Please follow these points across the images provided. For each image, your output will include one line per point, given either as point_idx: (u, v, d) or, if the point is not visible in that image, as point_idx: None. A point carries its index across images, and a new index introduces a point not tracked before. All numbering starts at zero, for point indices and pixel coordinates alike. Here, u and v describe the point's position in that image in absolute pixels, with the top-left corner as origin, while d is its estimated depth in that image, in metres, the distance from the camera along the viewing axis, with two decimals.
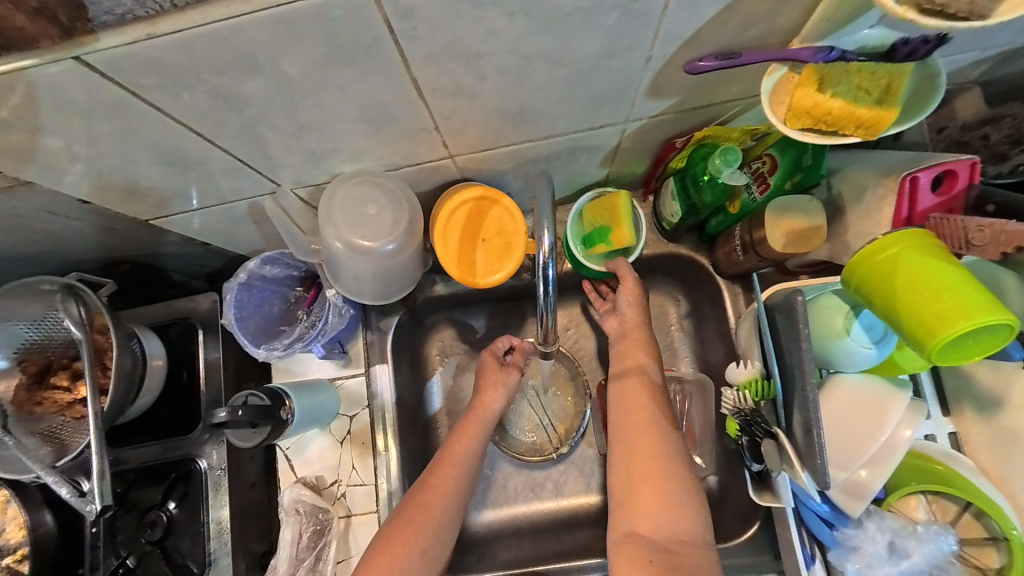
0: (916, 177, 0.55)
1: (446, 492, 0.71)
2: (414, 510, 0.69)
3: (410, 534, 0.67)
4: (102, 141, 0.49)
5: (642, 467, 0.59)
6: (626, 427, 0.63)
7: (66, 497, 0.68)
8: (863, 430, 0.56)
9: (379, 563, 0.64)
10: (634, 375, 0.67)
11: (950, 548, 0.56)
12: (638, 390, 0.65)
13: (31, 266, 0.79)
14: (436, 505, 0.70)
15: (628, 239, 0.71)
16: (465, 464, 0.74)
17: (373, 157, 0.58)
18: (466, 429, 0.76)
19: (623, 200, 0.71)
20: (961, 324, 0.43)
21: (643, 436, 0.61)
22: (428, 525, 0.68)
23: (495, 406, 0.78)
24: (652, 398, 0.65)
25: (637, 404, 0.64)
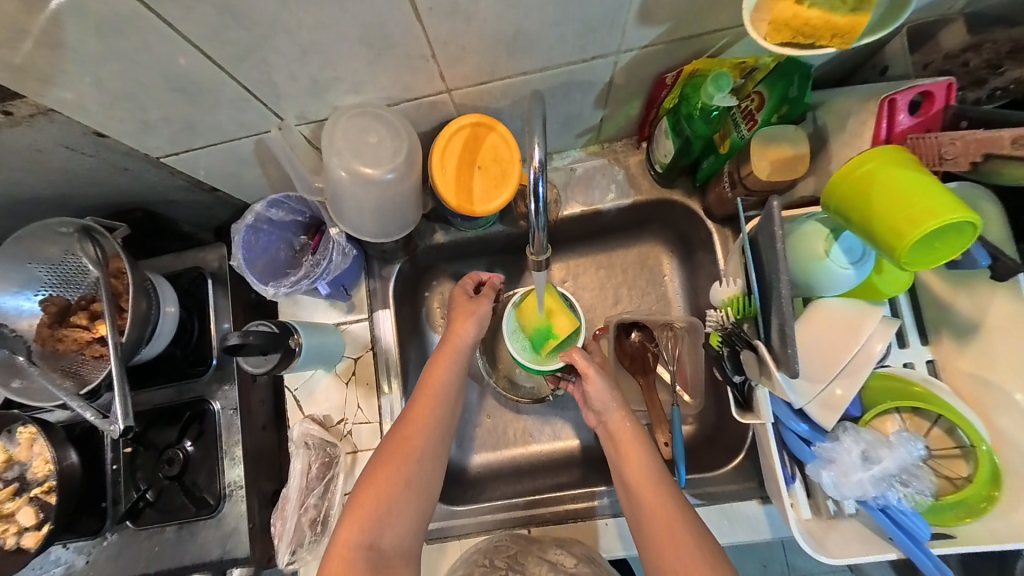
0: (894, 100, 0.57)
1: (427, 424, 0.75)
2: (397, 443, 0.73)
3: (395, 464, 0.71)
4: (118, 63, 0.52)
5: (658, 515, 0.66)
6: (629, 480, 0.71)
7: (91, 420, 0.73)
8: (838, 346, 0.60)
9: (368, 492, 0.69)
10: (621, 422, 0.75)
11: (920, 453, 0.60)
12: (628, 440, 0.73)
13: (48, 211, 0.82)
14: (417, 436, 0.73)
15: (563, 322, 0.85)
16: (443, 394, 0.77)
17: (374, 88, 0.61)
18: (438, 362, 0.80)
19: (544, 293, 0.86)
20: (928, 224, 0.46)
21: (646, 485, 0.69)
22: (410, 456, 0.72)
23: (466, 335, 0.82)
24: (642, 441, 0.73)
25: (632, 452, 0.72)
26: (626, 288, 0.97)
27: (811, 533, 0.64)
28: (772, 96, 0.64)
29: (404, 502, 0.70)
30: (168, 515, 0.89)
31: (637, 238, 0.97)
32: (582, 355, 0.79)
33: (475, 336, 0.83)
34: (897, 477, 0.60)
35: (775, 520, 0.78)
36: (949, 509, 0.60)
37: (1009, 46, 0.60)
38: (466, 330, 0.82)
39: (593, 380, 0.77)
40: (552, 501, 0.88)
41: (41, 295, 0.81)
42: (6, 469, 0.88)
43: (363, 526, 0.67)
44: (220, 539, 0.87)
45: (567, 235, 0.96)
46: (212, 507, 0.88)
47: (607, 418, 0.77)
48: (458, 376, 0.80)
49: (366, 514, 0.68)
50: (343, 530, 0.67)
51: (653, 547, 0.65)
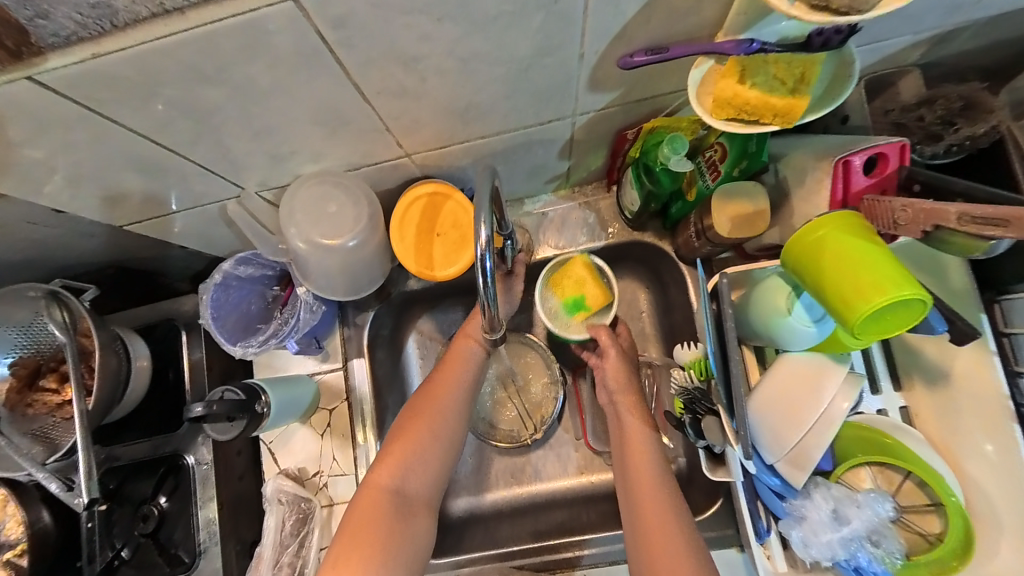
0: (849, 160, 0.56)
1: (446, 394, 0.74)
2: (423, 403, 0.73)
3: (417, 429, 0.71)
4: (68, 152, 0.52)
5: (652, 528, 0.63)
6: (632, 475, 0.68)
7: (55, 492, 0.72)
8: (803, 400, 0.60)
9: (396, 445, 0.70)
10: (633, 418, 0.73)
11: (887, 513, 0.59)
12: (637, 437, 0.71)
13: (18, 272, 0.82)
14: (439, 403, 0.73)
15: (601, 297, 0.80)
16: (462, 371, 0.76)
17: (331, 158, 0.61)
18: (456, 345, 0.77)
19: (581, 263, 0.80)
20: (878, 299, 0.46)
21: (648, 484, 0.66)
22: (435, 418, 0.72)
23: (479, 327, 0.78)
24: (649, 441, 0.71)
25: (638, 449, 0.70)
26: None
27: None
28: (732, 147, 0.63)
29: (430, 449, 0.71)
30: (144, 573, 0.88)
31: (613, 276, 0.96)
32: (609, 335, 0.79)
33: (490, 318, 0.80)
34: (867, 535, 0.59)
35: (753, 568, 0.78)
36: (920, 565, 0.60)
37: (964, 100, 0.61)
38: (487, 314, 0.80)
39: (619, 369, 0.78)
40: (532, 549, 0.87)
41: (11, 358, 0.80)
42: None
43: (393, 471, 0.68)
44: None
45: (543, 275, 0.96)
46: (187, 565, 0.87)
47: (617, 398, 0.77)
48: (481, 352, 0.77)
49: (396, 463, 0.68)
50: (376, 470, 0.68)
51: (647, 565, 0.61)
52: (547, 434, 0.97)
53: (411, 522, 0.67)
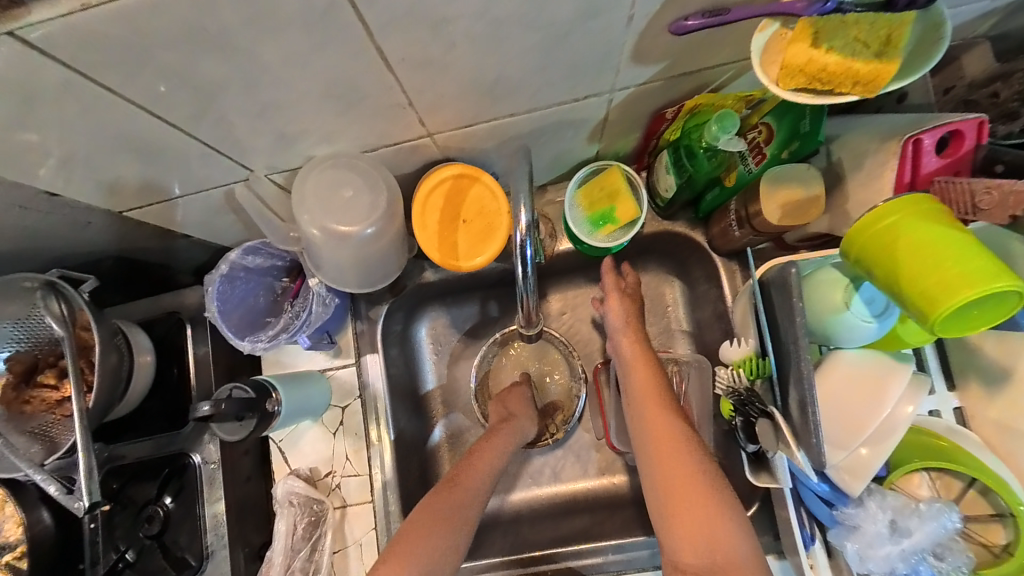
0: (919, 139, 0.51)
1: (478, 481, 0.72)
2: (446, 492, 0.69)
3: (439, 517, 0.67)
4: (57, 127, 0.47)
5: (676, 489, 0.58)
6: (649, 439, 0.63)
7: (55, 495, 0.68)
8: (864, 411, 0.55)
9: (408, 540, 0.65)
10: (644, 375, 0.69)
11: (954, 525, 0.54)
12: (651, 397, 0.66)
13: (12, 263, 0.78)
14: (466, 493, 0.70)
15: (629, 213, 0.73)
16: (495, 465, 0.75)
17: (346, 138, 0.56)
18: (494, 432, 0.79)
19: (618, 177, 0.73)
20: (965, 292, 0.41)
21: (670, 444, 0.61)
22: (463, 506, 0.69)
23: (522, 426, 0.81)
24: (660, 387, 0.67)
25: (654, 410, 0.65)
26: None
27: None
28: (781, 128, 0.59)
29: (447, 544, 0.66)
30: None
31: (638, 269, 0.91)
32: (615, 278, 0.76)
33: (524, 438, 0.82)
34: (929, 549, 0.55)
35: None
36: None
37: None
38: (523, 415, 0.83)
39: (628, 321, 0.73)
40: (553, 557, 0.82)
41: (7, 353, 0.76)
42: None
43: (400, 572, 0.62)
44: None
45: (564, 269, 0.91)
46: (194, 568, 0.83)
47: (620, 346, 0.73)
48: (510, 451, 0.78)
49: (406, 561, 0.63)
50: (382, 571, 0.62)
51: (673, 527, 0.57)
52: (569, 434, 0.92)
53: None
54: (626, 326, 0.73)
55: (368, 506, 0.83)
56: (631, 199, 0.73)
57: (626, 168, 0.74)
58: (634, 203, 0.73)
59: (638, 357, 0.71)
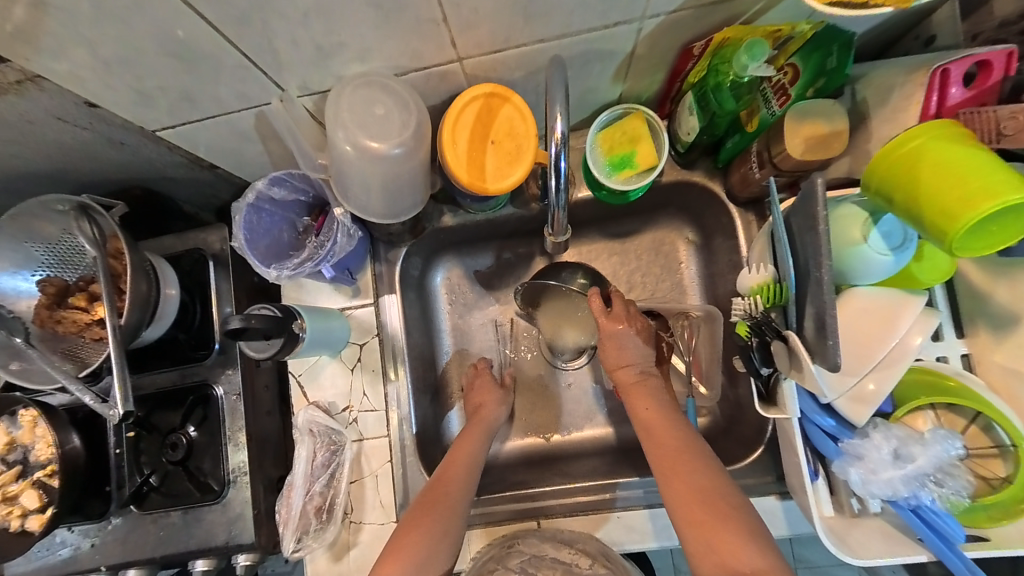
0: (947, 71, 0.52)
1: (458, 482, 0.74)
2: (432, 495, 0.72)
3: (424, 519, 0.70)
4: (106, 24, 0.48)
5: (695, 508, 0.60)
6: (659, 464, 0.66)
7: (90, 404, 0.71)
8: (876, 336, 0.57)
9: (402, 541, 0.68)
10: (644, 405, 0.72)
11: (956, 452, 0.57)
12: (657, 423, 0.69)
13: (44, 188, 0.80)
14: (448, 494, 0.73)
15: (650, 158, 0.74)
16: (470, 462, 0.77)
17: (380, 56, 0.57)
18: (466, 437, 0.82)
19: (640, 122, 0.74)
20: (986, 206, 0.42)
21: (676, 467, 0.64)
22: (446, 508, 0.71)
23: (492, 416, 0.86)
24: (665, 412, 0.71)
25: (660, 432, 0.68)
26: (641, 275, 0.93)
27: (834, 531, 0.61)
28: (806, 69, 0.61)
29: (434, 544, 0.69)
30: (173, 500, 0.88)
31: (653, 223, 0.93)
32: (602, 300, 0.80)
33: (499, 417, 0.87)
34: (931, 476, 0.57)
35: (794, 516, 0.75)
36: (982, 508, 0.58)
37: None
38: (492, 410, 0.86)
39: (618, 345, 0.78)
40: (558, 492, 0.85)
41: (39, 275, 0.79)
42: (7, 452, 0.87)
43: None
44: (225, 525, 0.86)
45: (581, 220, 0.92)
46: (217, 493, 0.87)
47: (610, 364, 0.78)
48: (484, 446, 0.81)
49: (396, 566, 0.66)
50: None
51: (702, 544, 0.58)
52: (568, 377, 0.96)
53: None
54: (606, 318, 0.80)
55: (384, 440, 0.86)
56: (652, 143, 0.74)
57: (648, 112, 0.74)
58: (654, 147, 0.74)
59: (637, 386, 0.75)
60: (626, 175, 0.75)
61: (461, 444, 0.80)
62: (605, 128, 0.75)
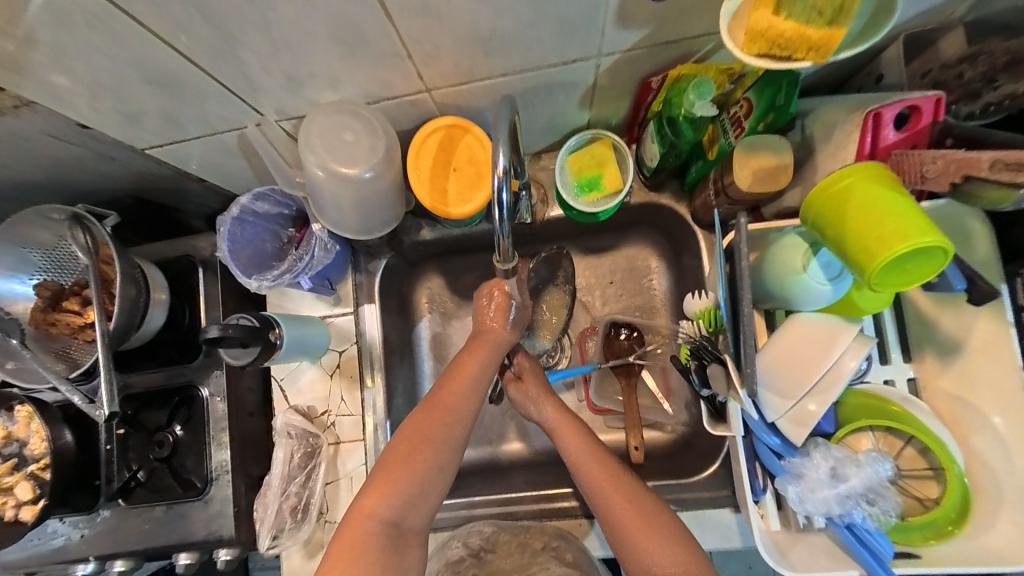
0: (881, 112, 0.55)
1: (455, 403, 0.71)
2: (421, 420, 0.69)
3: (414, 447, 0.67)
4: (92, 57, 0.52)
5: (636, 531, 0.63)
6: (617, 520, 0.64)
7: (78, 403, 0.75)
8: (811, 361, 0.59)
9: (391, 465, 0.67)
10: (591, 459, 0.69)
11: (887, 473, 0.60)
12: (596, 469, 0.67)
13: (43, 197, 0.84)
14: (440, 420, 0.69)
15: (616, 181, 0.77)
16: (472, 385, 0.73)
17: (350, 86, 0.60)
18: (474, 348, 0.77)
19: (609, 148, 0.78)
20: (899, 245, 0.45)
21: (649, 523, 0.63)
22: (443, 436, 0.69)
23: (502, 333, 0.78)
24: (594, 444, 0.70)
25: (586, 459, 0.68)
26: (613, 290, 0.97)
27: (776, 544, 0.64)
28: (760, 102, 0.63)
29: (430, 468, 0.67)
30: (158, 495, 0.92)
31: (627, 239, 0.96)
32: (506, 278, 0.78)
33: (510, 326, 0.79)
34: (863, 496, 0.60)
35: (746, 529, 0.78)
36: (917, 529, 0.61)
37: (1008, 57, 0.59)
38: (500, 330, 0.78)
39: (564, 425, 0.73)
40: (529, 499, 0.88)
41: (36, 279, 0.84)
42: (3, 445, 0.92)
43: (380, 499, 0.65)
44: (206, 521, 0.90)
45: (557, 235, 0.95)
46: (199, 490, 0.91)
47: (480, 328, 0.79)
48: (490, 367, 0.75)
49: (387, 489, 0.65)
50: (365, 499, 0.65)
51: (636, 546, 0.63)
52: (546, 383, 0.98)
53: (406, 552, 0.66)
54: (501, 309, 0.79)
55: (360, 444, 0.90)
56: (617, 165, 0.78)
57: (610, 133, 0.78)
58: (619, 171, 0.78)
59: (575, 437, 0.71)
60: (593, 197, 0.78)
61: (462, 362, 0.75)
62: (574, 152, 0.78)
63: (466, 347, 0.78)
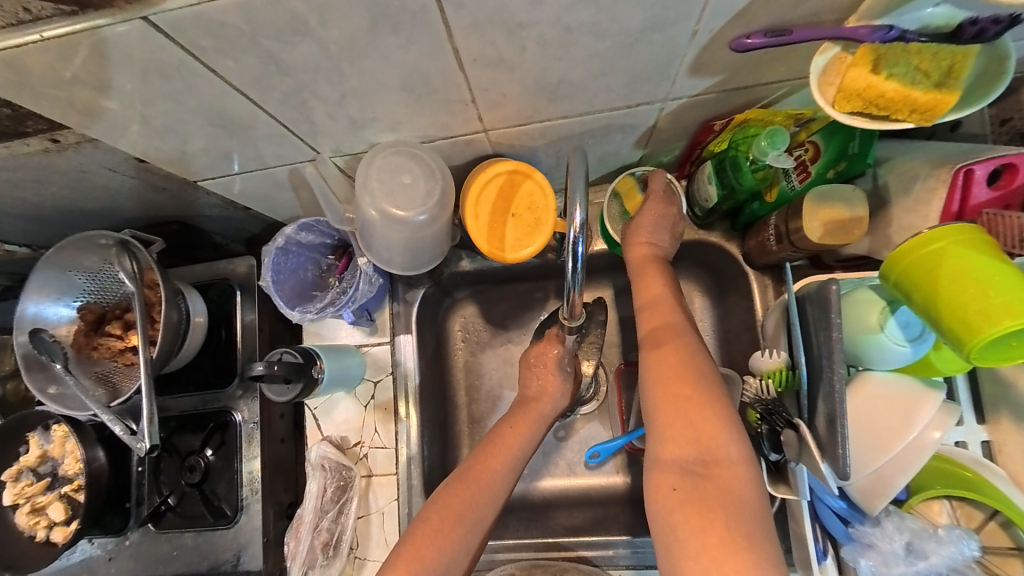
0: (971, 169, 0.53)
1: (489, 482, 0.72)
2: (455, 494, 0.70)
3: (444, 523, 0.67)
4: (161, 101, 0.52)
5: (674, 390, 0.57)
6: (660, 387, 0.58)
7: (120, 435, 0.75)
8: (890, 427, 0.56)
9: (425, 534, 0.66)
10: (667, 328, 0.63)
11: (971, 552, 0.56)
12: (671, 334, 0.62)
13: (91, 221, 0.85)
14: (472, 495, 0.70)
15: None
16: (512, 460, 0.75)
17: (409, 128, 0.59)
18: (521, 420, 0.78)
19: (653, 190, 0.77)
20: (1007, 322, 0.43)
21: (688, 400, 0.56)
22: (473, 513, 0.69)
23: (547, 407, 0.80)
24: (671, 321, 0.64)
25: (658, 324, 0.64)
26: None
27: None
28: (829, 147, 0.60)
29: (458, 549, 0.67)
30: (188, 521, 0.91)
31: None
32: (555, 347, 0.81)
33: (557, 403, 0.81)
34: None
35: None
36: None
37: None
38: (552, 395, 0.80)
39: (657, 278, 0.68)
40: (564, 544, 0.85)
41: (79, 302, 0.84)
42: (38, 464, 0.92)
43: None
44: (235, 550, 0.89)
45: (598, 268, 0.93)
46: (229, 518, 0.90)
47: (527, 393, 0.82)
48: (536, 437, 0.78)
49: (417, 565, 0.63)
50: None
51: (666, 423, 0.56)
52: (580, 421, 0.94)
53: None
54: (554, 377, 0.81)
55: (392, 478, 0.88)
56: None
57: (662, 171, 0.75)
58: None
59: (665, 308, 0.65)
60: None
61: (506, 431, 0.77)
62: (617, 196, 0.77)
63: (514, 411, 0.80)
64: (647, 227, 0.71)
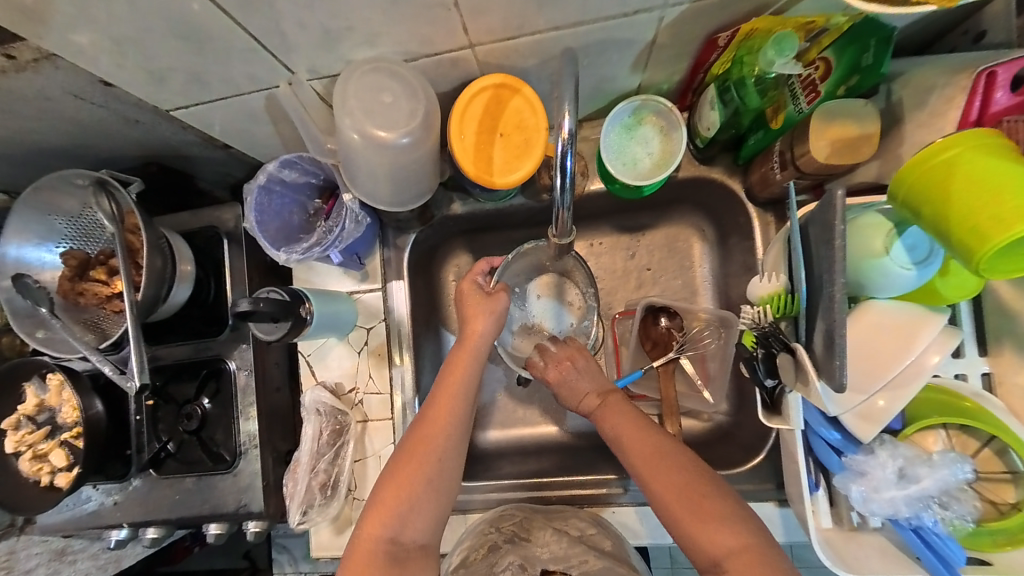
0: (993, 73, 0.52)
1: (448, 421, 0.69)
2: (416, 440, 0.68)
3: (415, 464, 0.66)
4: (117, 5, 0.49)
5: (678, 493, 0.60)
6: (661, 497, 0.61)
7: (109, 374, 0.75)
8: (887, 353, 0.55)
9: (388, 494, 0.66)
10: (637, 439, 0.66)
11: (964, 475, 0.56)
12: (644, 443, 0.65)
13: (66, 161, 0.82)
14: (437, 436, 0.68)
15: (669, 150, 0.72)
16: (462, 396, 0.70)
17: (389, 41, 0.55)
18: (456, 364, 0.72)
19: (649, 120, 0.72)
20: (1018, 227, 0.40)
21: (695, 498, 0.59)
22: (434, 453, 0.67)
23: (484, 333, 0.74)
24: (652, 433, 0.66)
25: (637, 441, 0.66)
26: (652, 273, 0.91)
27: (830, 543, 0.60)
28: (840, 64, 0.58)
29: (431, 487, 0.66)
30: (187, 466, 0.92)
31: (667, 218, 0.89)
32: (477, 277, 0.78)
33: (491, 332, 0.75)
34: (935, 498, 0.57)
35: (790, 523, 0.76)
36: (986, 534, 0.56)
37: None
38: (481, 326, 0.74)
39: (617, 409, 0.70)
40: (559, 484, 0.86)
41: (62, 248, 0.82)
42: (37, 412, 0.92)
43: (383, 521, 0.65)
44: (235, 493, 0.90)
45: (596, 212, 0.89)
46: (228, 463, 0.90)
47: (466, 325, 0.75)
48: (475, 377, 0.72)
49: (392, 511, 0.65)
50: (366, 525, 0.65)
51: (690, 522, 0.59)
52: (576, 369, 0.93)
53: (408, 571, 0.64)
54: (487, 314, 0.75)
55: (387, 422, 0.88)
56: (666, 138, 0.72)
57: (661, 100, 0.71)
58: (661, 142, 0.72)
59: (630, 423, 0.68)
60: (641, 171, 0.72)
61: (451, 371, 0.72)
62: (618, 124, 0.72)
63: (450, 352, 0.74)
64: (572, 384, 0.76)
